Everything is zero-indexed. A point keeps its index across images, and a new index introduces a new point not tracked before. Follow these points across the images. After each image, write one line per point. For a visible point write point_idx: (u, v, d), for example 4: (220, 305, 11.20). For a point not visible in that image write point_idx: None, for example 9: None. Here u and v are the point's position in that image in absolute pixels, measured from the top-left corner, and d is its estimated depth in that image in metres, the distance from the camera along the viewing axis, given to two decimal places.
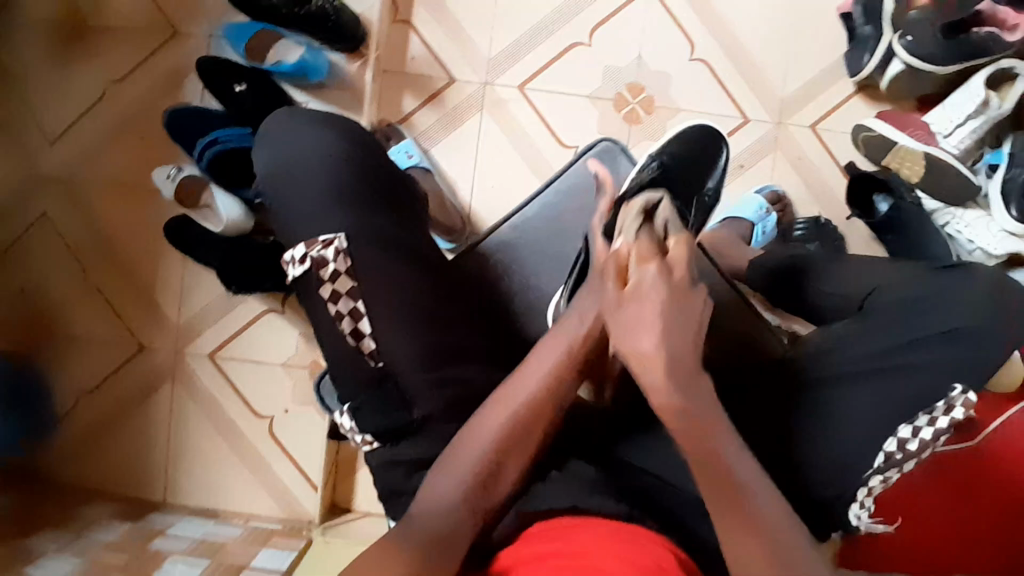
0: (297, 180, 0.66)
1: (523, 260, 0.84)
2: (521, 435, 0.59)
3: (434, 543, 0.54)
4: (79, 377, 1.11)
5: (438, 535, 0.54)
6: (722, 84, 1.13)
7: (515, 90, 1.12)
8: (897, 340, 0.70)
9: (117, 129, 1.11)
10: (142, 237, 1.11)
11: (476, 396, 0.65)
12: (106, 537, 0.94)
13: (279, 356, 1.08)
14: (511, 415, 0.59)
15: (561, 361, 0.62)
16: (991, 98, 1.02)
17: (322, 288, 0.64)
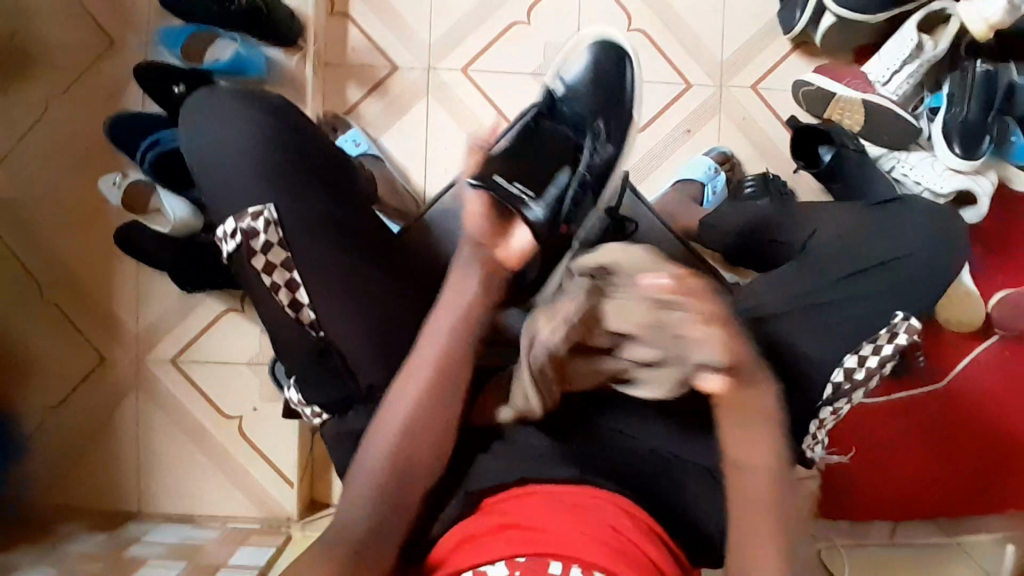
0: (223, 162, 0.67)
1: None
2: (418, 431, 0.61)
3: (354, 552, 0.57)
4: (42, 394, 1.10)
5: (357, 542, 0.58)
6: (662, 51, 1.15)
7: (458, 73, 1.13)
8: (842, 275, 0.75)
9: (61, 143, 1.11)
10: (95, 248, 1.10)
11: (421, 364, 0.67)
12: (80, 549, 0.94)
13: (244, 355, 1.08)
14: (404, 416, 0.61)
15: (448, 344, 0.63)
16: (924, 42, 1.04)
17: (255, 260, 0.64)
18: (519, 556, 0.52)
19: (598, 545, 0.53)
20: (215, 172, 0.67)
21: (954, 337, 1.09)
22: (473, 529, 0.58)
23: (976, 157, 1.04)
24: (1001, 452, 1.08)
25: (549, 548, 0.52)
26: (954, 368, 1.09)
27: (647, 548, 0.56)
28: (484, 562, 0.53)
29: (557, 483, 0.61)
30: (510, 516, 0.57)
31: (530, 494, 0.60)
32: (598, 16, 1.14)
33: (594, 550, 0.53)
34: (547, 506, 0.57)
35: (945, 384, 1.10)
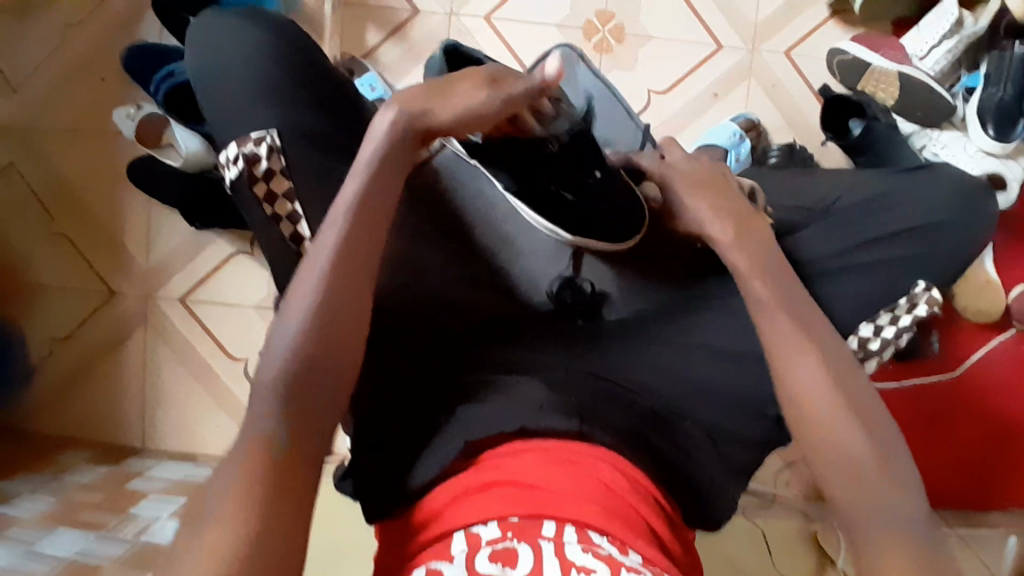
0: (225, 76, 0.68)
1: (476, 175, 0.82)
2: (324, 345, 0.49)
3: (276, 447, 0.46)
4: (50, 326, 1.10)
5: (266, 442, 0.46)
6: (693, 9, 1.11)
7: (481, 21, 1.10)
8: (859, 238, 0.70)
9: (76, 72, 1.09)
10: (106, 181, 1.09)
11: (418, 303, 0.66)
12: (83, 479, 0.95)
13: (251, 298, 1.08)
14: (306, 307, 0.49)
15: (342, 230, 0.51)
16: (964, 17, 1.02)
17: (257, 187, 0.65)
18: (512, 517, 0.51)
19: (597, 509, 0.52)
20: (218, 88, 0.68)
21: (973, 327, 1.07)
22: (461, 485, 0.55)
23: (1009, 140, 0.99)
24: (1010, 444, 1.06)
25: (542, 508, 0.51)
26: (970, 357, 1.07)
27: (644, 510, 0.56)
28: (474, 522, 0.51)
29: (555, 435, 0.57)
30: (499, 472, 0.54)
31: (525, 450, 0.56)
32: None
33: (592, 514, 0.51)
34: (539, 463, 0.55)
35: (956, 374, 1.08)
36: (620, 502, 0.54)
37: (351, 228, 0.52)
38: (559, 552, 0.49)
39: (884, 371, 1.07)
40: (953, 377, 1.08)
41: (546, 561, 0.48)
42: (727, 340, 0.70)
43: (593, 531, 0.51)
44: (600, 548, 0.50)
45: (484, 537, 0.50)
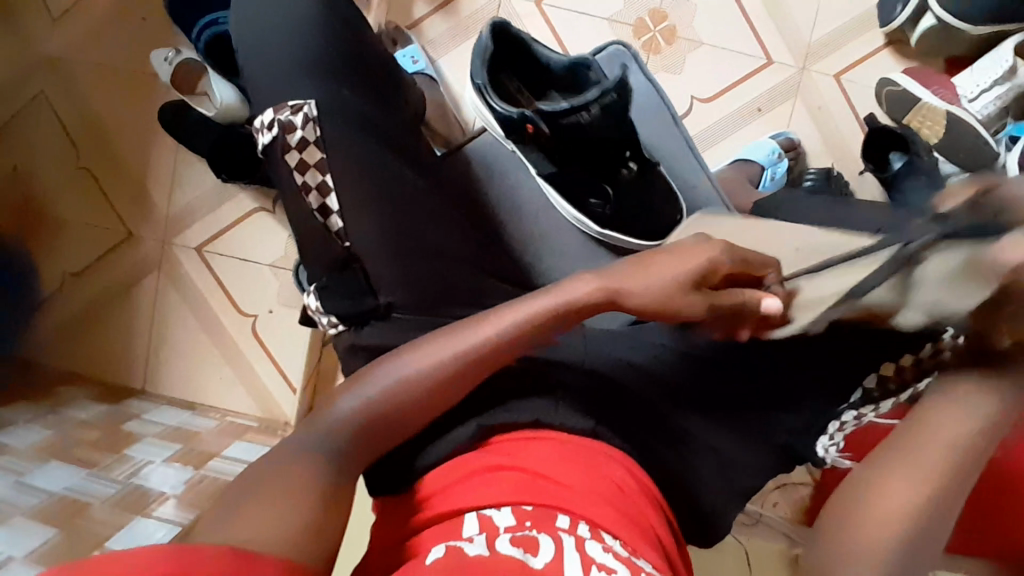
0: (267, 44, 0.70)
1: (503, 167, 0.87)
2: (429, 391, 0.56)
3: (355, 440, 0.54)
4: (65, 258, 1.10)
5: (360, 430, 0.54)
6: (748, 20, 1.08)
7: (532, 5, 1.08)
8: None
9: (118, 7, 1.08)
10: (136, 122, 1.08)
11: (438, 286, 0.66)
12: (81, 415, 0.95)
13: (266, 256, 1.07)
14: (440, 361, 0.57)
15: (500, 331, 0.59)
16: (1019, 66, 0.98)
17: (289, 155, 0.66)
18: (525, 506, 0.50)
19: (609, 506, 0.52)
20: (259, 55, 0.70)
21: None
22: (473, 464, 0.56)
23: None
24: None
25: (558, 501, 0.51)
26: None
27: (650, 519, 0.55)
28: (488, 507, 0.50)
29: (571, 432, 0.59)
30: (515, 459, 0.55)
31: (538, 439, 0.58)
32: None
33: (604, 508, 0.51)
34: (554, 455, 0.56)
35: None
36: (631, 504, 0.54)
37: (504, 332, 0.58)
38: (581, 546, 0.47)
39: None
40: None
41: (565, 553, 0.46)
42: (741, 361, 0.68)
43: (606, 532, 0.50)
44: (615, 550, 0.48)
45: (499, 523, 0.49)
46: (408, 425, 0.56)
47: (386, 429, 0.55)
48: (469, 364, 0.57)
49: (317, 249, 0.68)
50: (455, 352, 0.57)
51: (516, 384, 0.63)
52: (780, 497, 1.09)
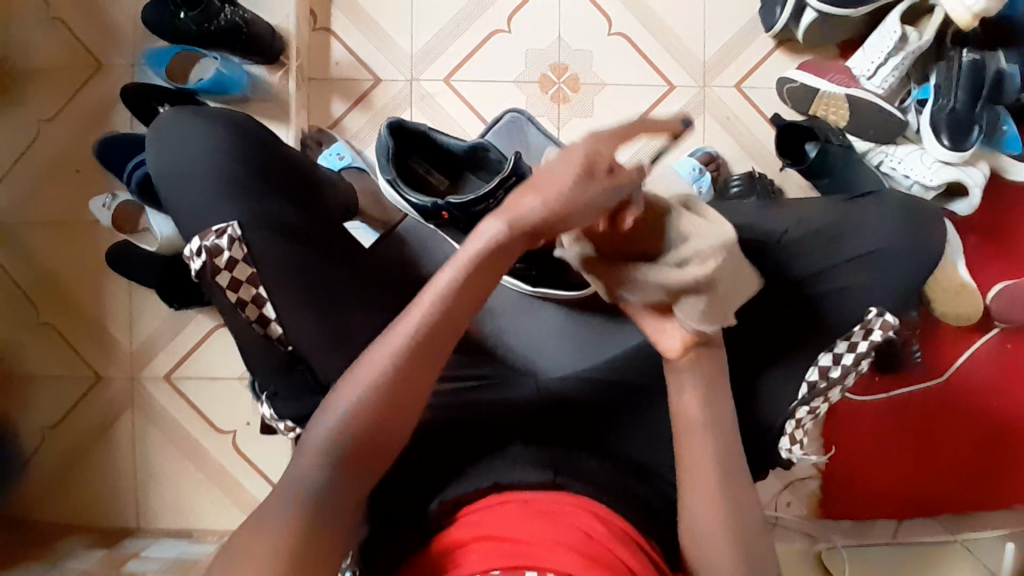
0: (183, 175, 0.72)
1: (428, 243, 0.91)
2: (381, 425, 0.57)
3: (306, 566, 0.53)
4: (40, 414, 1.12)
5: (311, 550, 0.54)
6: (643, 53, 1.15)
7: (441, 83, 1.14)
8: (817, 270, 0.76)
9: (54, 165, 1.13)
10: (87, 269, 1.12)
11: None
12: (79, 566, 0.95)
13: (234, 370, 1.10)
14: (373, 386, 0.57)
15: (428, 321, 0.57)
16: (908, 33, 1.02)
17: (220, 277, 0.68)
18: (493, 569, 0.53)
19: (573, 553, 0.55)
20: (179, 190, 0.72)
21: (953, 331, 1.08)
22: (445, 540, 0.59)
23: (964, 149, 1.01)
24: (1008, 445, 1.07)
25: (523, 558, 0.53)
26: (955, 362, 1.08)
27: (623, 556, 0.57)
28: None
29: (528, 488, 0.63)
30: (482, 529, 0.59)
31: (503, 503, 0.61)
32: (579, 22, 1.15)
33: (562, 555, 0.54)
34: (519, 516, 0.59)
35: (944, 379, 1.08)
36: (597, 538, 0.57)
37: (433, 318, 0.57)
38: None
39: (867, 385, 1.08)
40: (942, 382, 1.08)
41: None
42: None
43: None
44: None
45: None
46: (387, 433, 0.58)
47: (370, 444, 0.57)
48: (419, 361, 0.58)
49: (260, 359, 0.70)
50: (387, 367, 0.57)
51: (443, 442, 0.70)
52: (792, 496, 1.09)
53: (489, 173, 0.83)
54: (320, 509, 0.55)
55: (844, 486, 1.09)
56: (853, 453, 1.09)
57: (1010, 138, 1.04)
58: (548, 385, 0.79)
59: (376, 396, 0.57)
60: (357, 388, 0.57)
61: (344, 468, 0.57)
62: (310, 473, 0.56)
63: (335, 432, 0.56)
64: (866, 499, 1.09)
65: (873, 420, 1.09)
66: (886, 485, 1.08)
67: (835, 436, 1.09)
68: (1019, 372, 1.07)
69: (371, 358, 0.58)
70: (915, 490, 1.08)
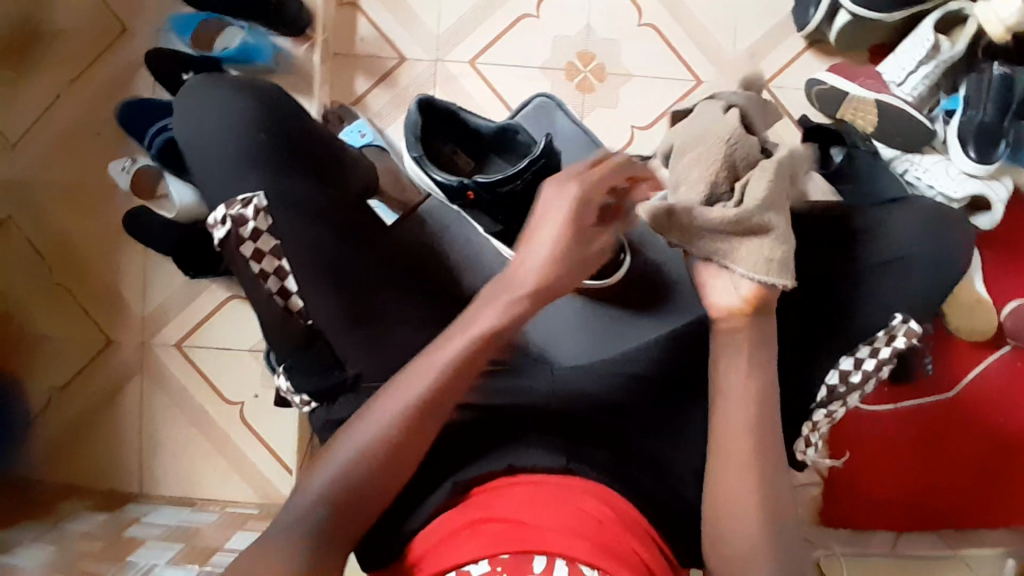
0: (208, 142, 0.71)
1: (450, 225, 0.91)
2: (409, 437, 0.61)
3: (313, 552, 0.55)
4: (49, 375, 1.12)
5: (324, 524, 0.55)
6: (671, 46, 1.13)
7: (466, 65, 1.13)
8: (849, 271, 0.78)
9: (74, 127, 1.12)
10: (102, 233, 1.12)
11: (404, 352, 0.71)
12: (82, 527, 0.95)
13: (244, 342, 1.10)
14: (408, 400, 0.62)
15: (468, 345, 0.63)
16: (940, 43, 1.00)
17: (244, 247, 0.68)
18: (502, 554, 0.54)
19: (581, 538, 0.55)
20: (205, 156, 0.72)
21: (967, 345, 1.07)
22: (455, 521, 0.60)
23: (991, 162, 1.00)
24: (1013, 462, 1.07)
25: (531, 544, 0.54)
26: (964, 376, 1.07)
27: (635, 546, 0.58)
28: (466, 561, 0.54)
29: (541, 473, 0.64)
30: (490, 510, 0.59)
31: (515, 486, 0.62)
32: (609, 12, 1.13)
33: (572, 539, 0.54)
34: (529, 500, 0.59)
35: (954, 393, 1.08)
36: (607, 524, 0.58)
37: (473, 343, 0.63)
38: None
39: (878, 394, 1.08)
40: (950, 395, 1.08)
41: None
42: (697, 365, 0.75)
43: (583, 564, 0.53)
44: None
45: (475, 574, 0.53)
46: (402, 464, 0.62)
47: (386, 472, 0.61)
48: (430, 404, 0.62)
49: (278, 334, 0.69)
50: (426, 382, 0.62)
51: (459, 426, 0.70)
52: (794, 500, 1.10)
53: (515, 157, 0.82)
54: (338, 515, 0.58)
55: (846, 492, 1.09)
56: (858, 460, 1.09)
57: None
58: (563, 379, 0.76)
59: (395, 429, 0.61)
60: (399, 399, 0.62)
61: (357, 494, 0.60)
62: (328, 487, 0.59)
63: (370, 438, 0.61)
64: (868, 506, 1.09)
65: (880, 428, 1.09)
66: (888, 494, 1.09)
67: (841, 441, 1.09)
68: None
69: (411, 373, 0.63)
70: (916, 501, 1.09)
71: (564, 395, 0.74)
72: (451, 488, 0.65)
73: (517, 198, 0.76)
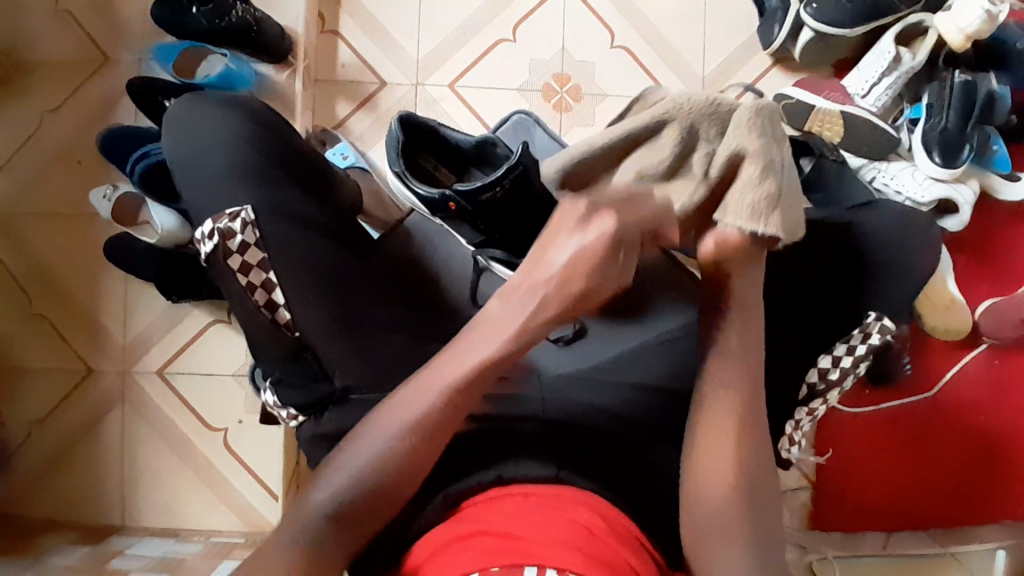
0: (193, 162, 0.72)
1: (434, 242, 0.91)
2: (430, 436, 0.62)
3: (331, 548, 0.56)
4: (28, 407, 1.10)
5: None
6: (644, 67, 1.17)
7: (446, 88, 1.16)
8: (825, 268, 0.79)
9: (55, 158, 1.12)
10: (82, 260, 1.11)
11: (391, 364, 0.71)
12: (63, 561, 0.92)
13: (229, 366, 1.09)
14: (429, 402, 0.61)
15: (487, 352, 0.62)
16: (901, 53, 1.04)
17: (231, 260, 0.68)
18: (493, 567, 0.53)
19: (572, 550, 0.55)
20: (194, 175, 0.72)
21: (944, 346, 1.09)
22: (444, 536, 0.59)
23: (956, 166, 1.03)
24: (995, 460, 1.08)
25: (522, 557, 0.53)
26: (942, 377, 1.09)
27: (626, 555, 0.58)
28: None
29: (531, 483, 0.64)
30: (481, 523, 0.59)
31: (505, 495, 0.63)
32: (583, 34, 1.17)
33: (561, 550, 0.54)
34: (521, 509, 0.60)
35: (933, 394, 1.10)
36: (596, 532, 0.58)
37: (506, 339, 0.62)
38: None
39: (859, 397, 1.09)
40: (930, 397, 1.10)
41: None
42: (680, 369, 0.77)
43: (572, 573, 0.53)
44: None
45: None
46: (461, 413, 0.62)
47: (448, 420, 0.62)
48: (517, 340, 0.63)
49: (269, 346, 0.69)
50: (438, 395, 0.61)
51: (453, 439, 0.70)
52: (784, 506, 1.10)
53: (494, 169, 0.84)
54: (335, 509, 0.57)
55: (837, 495, 1.09)
56: (845, 463, 1.10)
57: (999, 158, 1.07)
58: (553, 391, 0.76)
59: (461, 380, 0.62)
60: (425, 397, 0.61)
61: (415, 442, 0.61)
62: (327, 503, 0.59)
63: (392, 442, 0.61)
64: (857, 510, 1.09)
65: (868, 433, 1.10)
66: (881, 497, 1.09)
67: (827, 441, 1.10)
68: (1008, 387, 1.09)
69: (449, 361, 0.63)
70: (911, 502, 1.09)
71: (557, 409, 0.74)
72: (442, 504, 0.65)
73: (498, 205, 0.77)
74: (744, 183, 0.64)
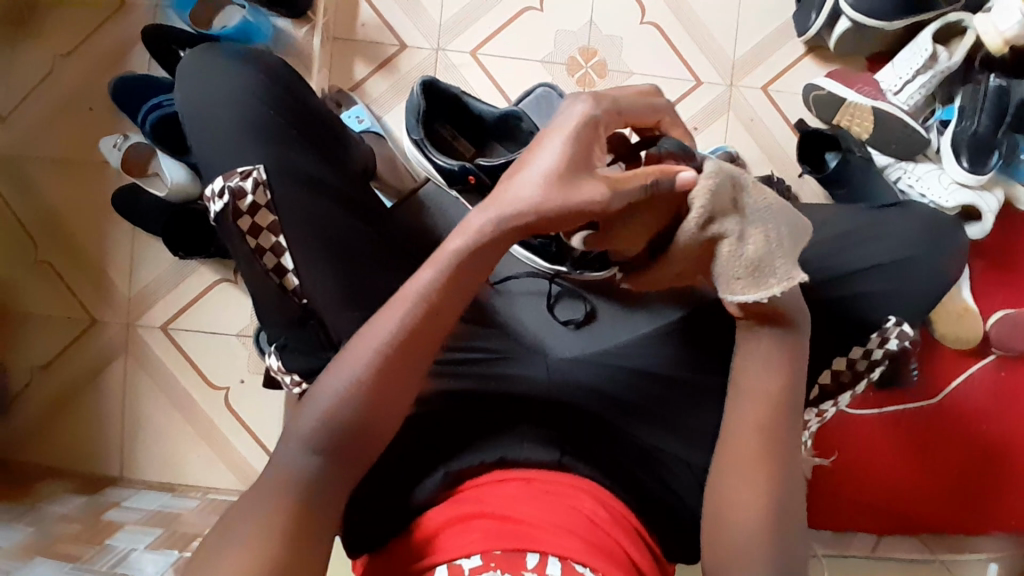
0: (207, 116, 0.70)
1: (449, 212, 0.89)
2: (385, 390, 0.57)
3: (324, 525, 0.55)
4: (31, 352, 1.10)
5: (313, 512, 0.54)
6: (673, 47, 1.13)
7: (468, 55, 1.13)
8: (846, 270, 0.76)
9: (65, 102, 1.10)
10: (88, 209, 1.10)
11: None
12: (60, 510, 0.93)
13: (233, 326, 1.08)
14: (385, 345, 0.57)
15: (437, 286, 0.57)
16: (939, 52, 1.01)
17: (241, 220, 0.67)
18: (495, 550, 0.55)
19: (576, 539, 0.57)
20: (207, 128, 0.70)
21: (952, 354, 1.08)
22: (444, 514, 0.60)
23: (983, 172, 1.00)
24: (995, 469, 1.08)
25: (525, 543, 0.55)
26: (949, 384, 1.08)
27: (626, 546, 0.60)
28: (457, 556, 0.56)
29: (532, 467, 0.64)
30: (481, 505, 0.60)
31: (508, 479, 0.63)
32: (613, 9, 1.13)
33: (563, 538, 0.56)
34: (521, 494, 0.61)
35: (938, 400, 1.09)
36: (598, 523, 0.60)
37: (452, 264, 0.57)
38: None
39: (863, 398, 1.08)
40: (935, 404, 1.09)
41: None
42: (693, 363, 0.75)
43: (576, 563, 0.55)
44: None
45: (466, 568, 0.55)
46: (448, 311, 0.59)
47: (433, 322, 0.58)
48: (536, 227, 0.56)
49: (275, 312, 0.69)
50: (394, 338, 0.57)
51: (461, 417, 0.70)
52: None
53: (515, 145, 0.82)
54: (322, 483, 0.55)
55: (833, 495, 1.09)
56: (845, 463, 1.09)
57: None
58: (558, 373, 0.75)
59: (448, 269, 0.57)
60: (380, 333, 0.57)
61: (401, 344, 0.57)
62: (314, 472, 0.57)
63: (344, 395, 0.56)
64: (851, 511, 1.09)
65: (868, 435, 1.09)
66: (876, 499, 1.09)
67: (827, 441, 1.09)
68: (1011, 398, 1.08)
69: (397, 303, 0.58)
70: (907, 507, 1.09)
71: (560, 392, 0.73)
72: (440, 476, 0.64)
73: None
74: (725, 261, 0.57)
